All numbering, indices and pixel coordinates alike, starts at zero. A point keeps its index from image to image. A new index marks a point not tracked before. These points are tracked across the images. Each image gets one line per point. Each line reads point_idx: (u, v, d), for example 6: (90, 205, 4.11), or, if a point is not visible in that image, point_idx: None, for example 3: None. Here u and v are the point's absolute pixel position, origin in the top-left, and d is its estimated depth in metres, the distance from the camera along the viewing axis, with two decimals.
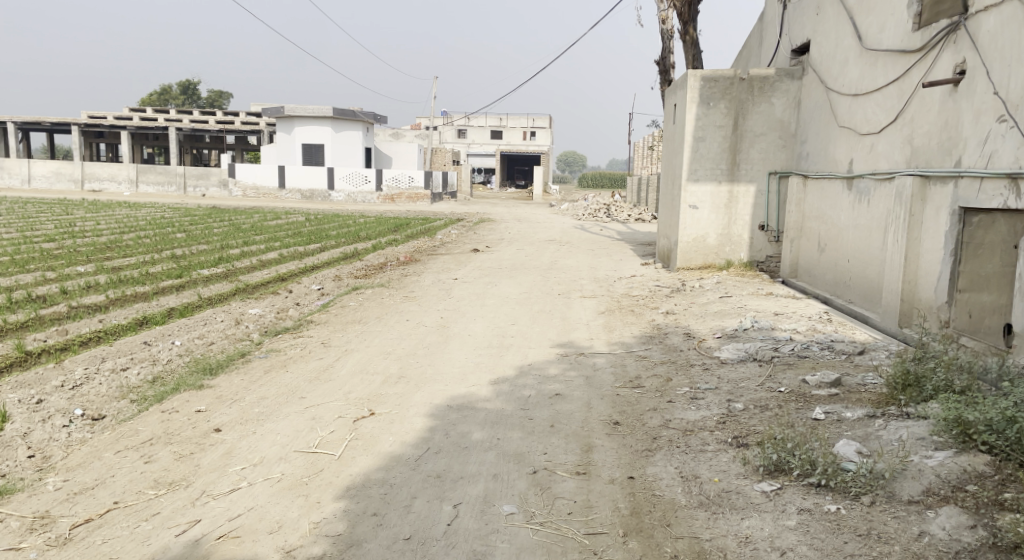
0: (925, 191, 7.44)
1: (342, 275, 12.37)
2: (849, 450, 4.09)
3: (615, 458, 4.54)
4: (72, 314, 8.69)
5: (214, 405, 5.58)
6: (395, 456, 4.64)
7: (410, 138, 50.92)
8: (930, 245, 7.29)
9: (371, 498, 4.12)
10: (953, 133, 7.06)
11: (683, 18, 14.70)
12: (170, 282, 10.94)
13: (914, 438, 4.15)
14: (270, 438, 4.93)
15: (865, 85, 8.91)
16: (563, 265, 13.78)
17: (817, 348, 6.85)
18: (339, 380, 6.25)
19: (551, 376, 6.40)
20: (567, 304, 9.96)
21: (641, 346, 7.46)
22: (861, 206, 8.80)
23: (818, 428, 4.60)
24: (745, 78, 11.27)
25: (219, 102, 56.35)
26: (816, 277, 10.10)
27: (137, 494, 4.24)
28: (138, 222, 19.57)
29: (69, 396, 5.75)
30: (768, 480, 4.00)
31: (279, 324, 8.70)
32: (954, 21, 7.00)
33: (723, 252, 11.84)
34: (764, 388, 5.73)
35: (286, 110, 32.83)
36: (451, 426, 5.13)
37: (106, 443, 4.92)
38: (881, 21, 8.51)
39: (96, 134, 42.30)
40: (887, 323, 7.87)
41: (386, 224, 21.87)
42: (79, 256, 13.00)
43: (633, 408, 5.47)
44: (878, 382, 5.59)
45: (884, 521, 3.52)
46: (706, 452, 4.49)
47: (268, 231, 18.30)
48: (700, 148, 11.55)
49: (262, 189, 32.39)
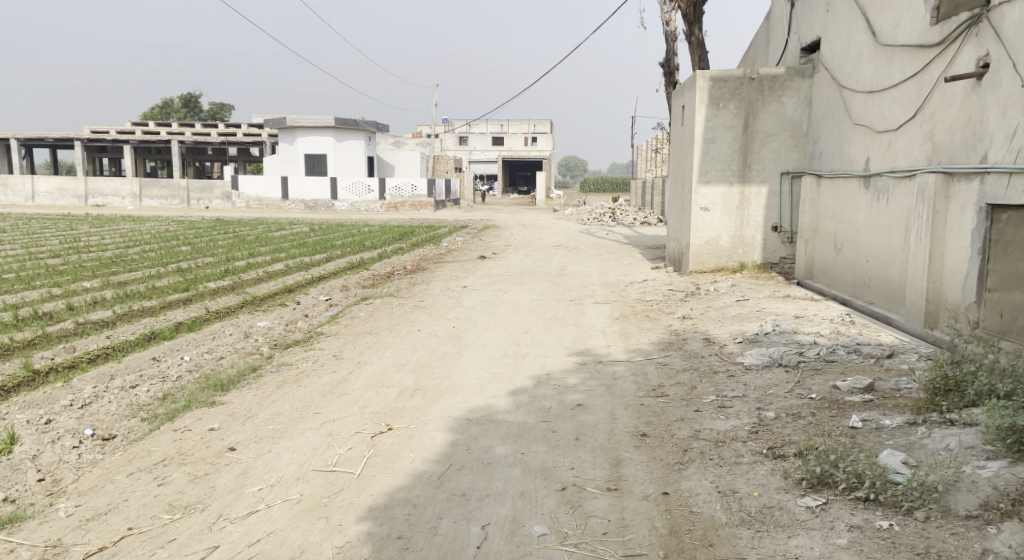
0: (948, 188, 7.25)
1: (350, 285, 12.22)
2: (895, 461, 3.90)
3: (646, 473, 4.35)
4: (78, 330, 8.53)
5: (226, 422, 5.40)
6: (417, 474, 4.45)
7: (412, 146, 50.92)
8: (956, 244, 7.09)
9: (395, 519, 3.94)
10: (978, 129, 6.87)
11: (688, 19, 14.53)
12: (177, 296, 10.78)
13: (963, 447, 3.96)
14: (286, 457, 4.74)
15: (880, 82, 8.73)
16: (572, 271, 13.60)
17: (843, 352, 6.64)
18: (353, 394, 6.07)
19: (571, 385, 6.21)
20: (580, 310, 9.78)
21: (660, 353, 7.27)
22: (880, 205, 8.61)
23: (857, 438, 4.41)
24: (754, 78, 11.10)
25: (222, 114, 56.40)
26: (834, 278, 9.90)
27: (151, 519, 4.05)
28: (143, 235, 19.44)
29: (79, 415, 5.58)
30: (812, 495, 3.81)
31: (289, 336, 8.53)
32: (976, 14, 6.83)
33: (736, 255, 11.61)
34: (794, 395, 5.54)
35: (289, 121, 32.75)
36: (473, 440, 4.95)
37: (118, 465, 4.74)
38: (896, 17, 8.34)
39: (99, 149, 42.31)
40: (911, 324, 7.68)
41: (390, 233, 21.70)
42: (84, 271, 12.84)
43: (660, 419, 5.27)
44: (913, 386, 5.39)
45: (941, 538, 3.33)
46: (742, 464, 4.29)
47: (274, 243, 18.14)
48: (711, 150, 11.37)
49: (265, 200, 32.27)
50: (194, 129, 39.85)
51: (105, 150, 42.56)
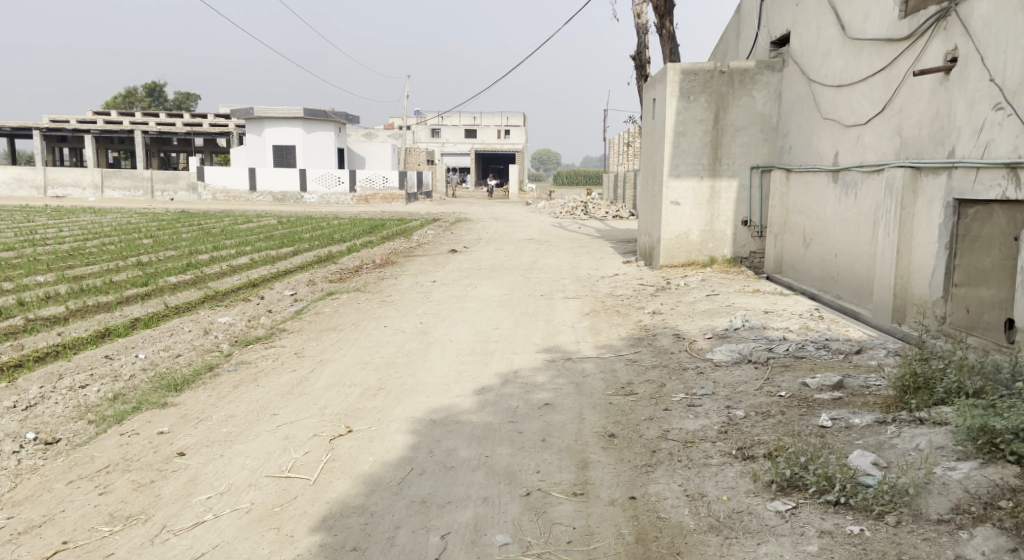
0: (916, 182, 7.22)
1: (317, 279, 11.93)
2: (865, 463, 3.82)
3: (614, 476, 4.23)
4: (28, 327, 8.22)
5: (177, 425, 5.19)
6: (375, 479, 4.30)
7: (384, 138, 50.45)
8: (924, 238, 7.07)
9: (350, 529, 3.79)
10: (945, 123, 6.82)
11: (659, 11, 14.41)
12: (135, 291, 10.47)
13: (933, 448, 3.89)
14: (238, 462, 4.56)
15: (849, 76, 8.69)
16: (543, 265, 13.48)
17: (812, 347, 6.59)
18: (313, 394, 5.86)
19: (539, 384, 6.08)
20: (550, 305, 9.65)
21: (630, 350, 7.15)
22: (848, 199, 8.57)
23: (827, 437, 4.33)
24: (724, 71, 11.02)
25: (188, 104, 55.53)
26: (803, 273, 9.88)
27: (89, 531, 3.88)
28: (104, 227, 18.97)
29: (22, 418, 5.32)
30: (782, 498, 3.71)
31: (249, 332, 8.28)
32: (945, 8, 6.78)
33: (707, 249, 11.54)
34: (764, 392, 5.45)
35: (256, 112, 32.20)
36: (436, 443, 4.79)
37: (58, 472, 4.53)
38: (865, 10, 8.30)
39: (59, 139, 41.40)
40: (879, 319, 7.66)
41: (359, 226, 21.33)
42: (38, 265, 12.41)
43: (628, 418, 5.15)
44: (882, 383, 5.33)
45: (913, 544, 3.25)
46: (710, 466, 4.18)
47: (239, 235, 17.80)
48: (681, 143, 11.28)
49: (232, 192, 31.73)
50: (159, 119, 38.98)
51: (66, 140, 41.63)
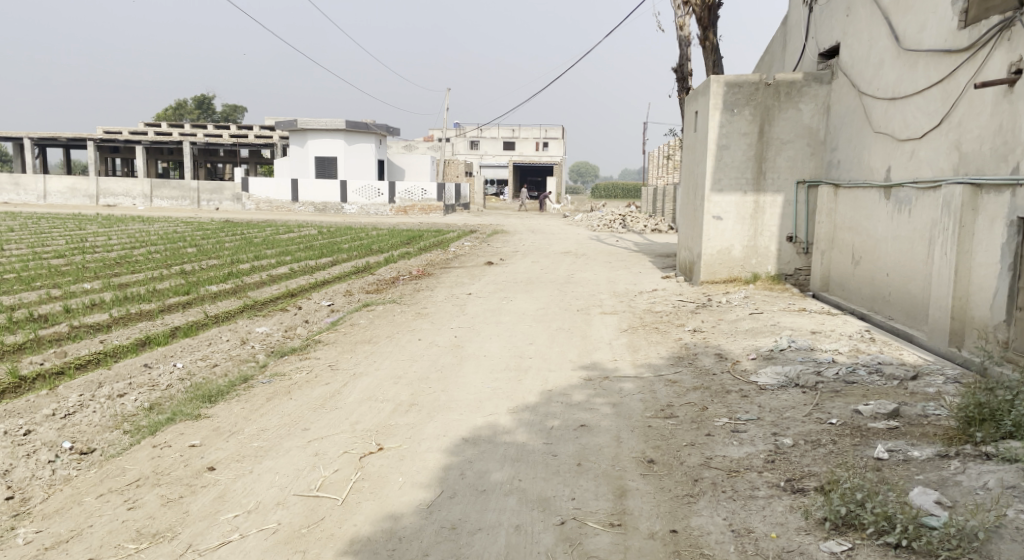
0: (976, 200, 6.87)
1: (354, 290, 11.88)
2: (927, 501, 3.57)
3: (654, 506, 4.01)
4: (72, 334, 8.26)
5: (209, 438, 5.10)
6: (405, 501, 4.14)
7: (424, 150, 50.72)
8: (985, 258, 6.72)
9: (378, 554, 3.66)
10: (1008, 138, 6.49)
11: (703, 23, 14.15)
12: (176, 299, 10.50)
13: (1004, 487, 3.61)
14: (267, 479, 4.45)
15: (903, 89, 8.36)
16: (580, 279, 13.25)
17: (864, 371, 6.27)
18: (346, 409, 5.74)
19: (576, 403, 5.87)
20: (587, 321, 9.42)
21: (671, 369, 6.91)
22: (901, 216, 8.23)
23: (884, 471, 4.06)
24: (770, 83, 10.74)
25: (235, 117, 56.74)
26: (852, 292, 9.51)
27: (115, 549, 3.79)
28: (151, 236, 19.23)
29: (59, 426, 5.28)
30: (836, 539, 3.48)
31: (285, 344, 8.20)
32: (1009, 17, 6.47)
33: (750, 265, 11.21)
34: (813, 419, 5.16)
35: (299, 123, 32.62)
36: (468, 464, 4.62)
37: (89, 485, 4.46)
38: (920, 21, 7.99)
39: (111, 149, 42.45)
40: (935, 343, 7.29)
41: (398, 237, 21.36)
42: (86, 273, 12.58)
43: (668, 443, 4.92)
44: (941, 413, 5.01)
45: None
46: (757, 499, 3.95)
47: (281, 245, 17.87)
48: (725, 156, 11.00)
49: (275, 202, 32.04)
50: (206, 129, 39.66)
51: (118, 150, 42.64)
